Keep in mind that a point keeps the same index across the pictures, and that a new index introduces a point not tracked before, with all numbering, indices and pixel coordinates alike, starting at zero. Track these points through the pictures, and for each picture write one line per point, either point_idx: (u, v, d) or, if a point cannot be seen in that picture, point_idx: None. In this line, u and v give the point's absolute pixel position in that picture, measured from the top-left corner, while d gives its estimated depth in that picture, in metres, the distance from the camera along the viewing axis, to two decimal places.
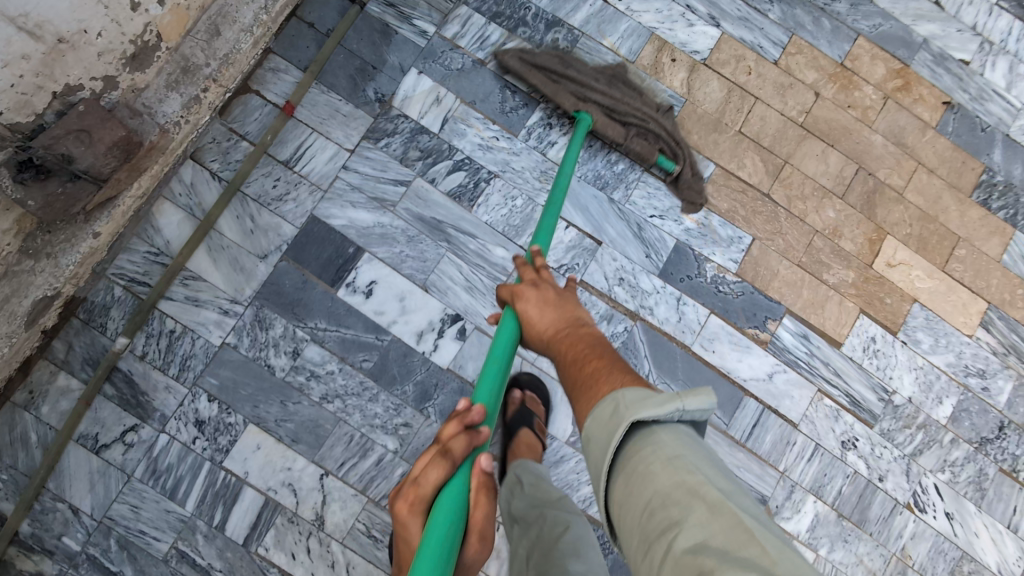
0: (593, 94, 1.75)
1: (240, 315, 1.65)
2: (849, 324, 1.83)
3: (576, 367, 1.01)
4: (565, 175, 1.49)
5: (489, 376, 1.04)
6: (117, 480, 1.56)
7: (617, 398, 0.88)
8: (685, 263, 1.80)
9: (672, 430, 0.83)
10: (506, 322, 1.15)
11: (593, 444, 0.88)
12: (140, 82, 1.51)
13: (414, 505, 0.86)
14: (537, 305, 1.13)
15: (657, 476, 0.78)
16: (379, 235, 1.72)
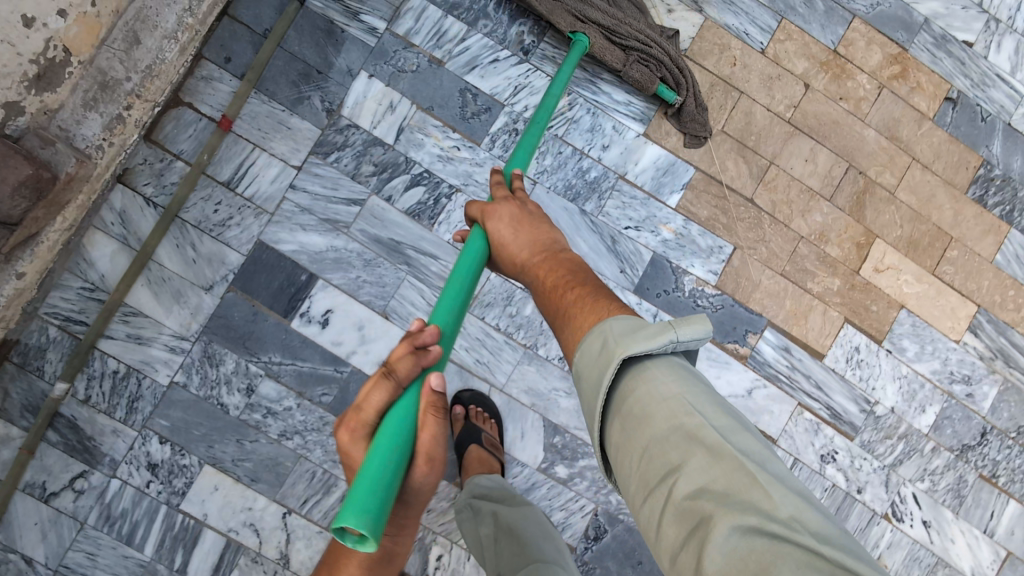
0: (592, 17, 1.59)
1: (187, 352, 1.57)
2: (832, 334, 1.73)
3: (556, 296, 1.01)
4: (553, 96, 1.34)
5: (450, 294, 0.97)
6: (70, 528, 1.50)
7: (605, 332, 0.87)
8: (662, 277, 1.69)
9: (665, 362, 0.83)
10: (473, 241, 1.10)
11: (583, 380, 0.87)
12: (52, 103, 1.35)
13: (357, 429, 0.83)
14: (510, 226, 1.10)
15: (654, 418, 0.78)
16: (333, 260, 1.61)
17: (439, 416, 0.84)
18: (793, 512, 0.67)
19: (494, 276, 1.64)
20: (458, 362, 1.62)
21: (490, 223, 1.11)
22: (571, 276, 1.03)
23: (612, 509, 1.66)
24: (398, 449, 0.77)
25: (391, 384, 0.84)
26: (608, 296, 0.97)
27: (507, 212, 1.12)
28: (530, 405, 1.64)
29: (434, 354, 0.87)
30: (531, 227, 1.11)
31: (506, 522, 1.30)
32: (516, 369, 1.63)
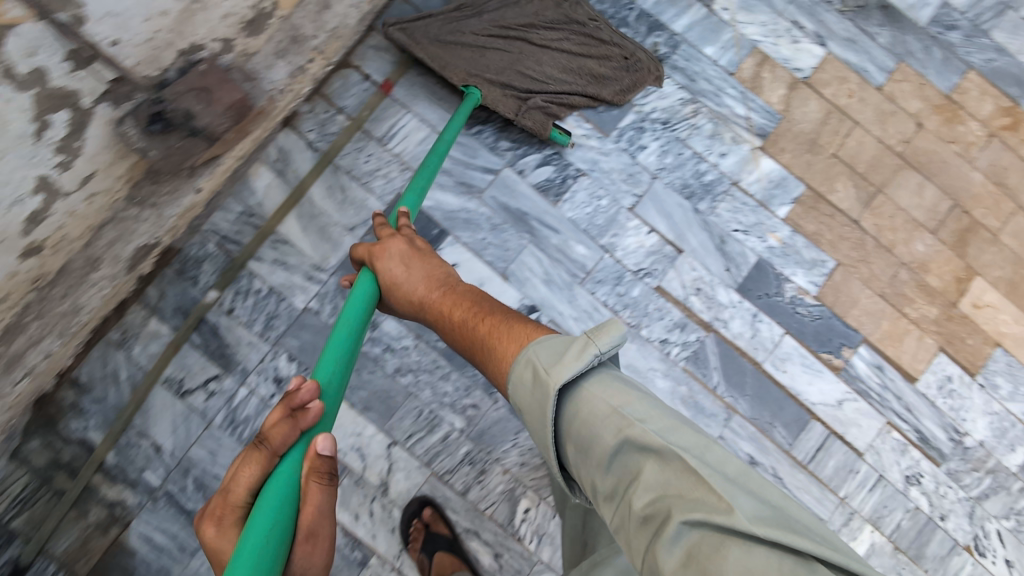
0: (489, 66, 1.70)
1: (323, 282, 1.74)
2: (926, 360, 1.78)
3: (468, 327, 1.10)
4: (443, 141, 1.48)
5: (335, 348, 1.04)
6: (198, 425, 1.66)
7: (535, 359, 0.95)
8: (765, 280, 1.78)
9: (596, 378, 0.93)
10: (363, 284, 1.17)
11: (527, 412, 0.95)
12: (252, 48, 1.53)
13: (227, 518, 0.85)
14: (397, 261, 1.18)
15: (601, 435, 0.87)
16: (463, 219, 1.76)
17: (325, 481, 0.88)
18: (737, 494, 0.78)
19: (607, 257, 1.77)
20: (566, 331, 1.72)
21: (379, 261, 1.19)
22: (476, 303, 1.13)
23: None
24: (276, 526, 0.79)
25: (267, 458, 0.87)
26: (521, 322, 1.06)
27: (396, 250, 1.20)
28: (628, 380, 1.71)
29: (313, 418, 0.92)
30: (420, 262, 1.20)
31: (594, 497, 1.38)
32: None
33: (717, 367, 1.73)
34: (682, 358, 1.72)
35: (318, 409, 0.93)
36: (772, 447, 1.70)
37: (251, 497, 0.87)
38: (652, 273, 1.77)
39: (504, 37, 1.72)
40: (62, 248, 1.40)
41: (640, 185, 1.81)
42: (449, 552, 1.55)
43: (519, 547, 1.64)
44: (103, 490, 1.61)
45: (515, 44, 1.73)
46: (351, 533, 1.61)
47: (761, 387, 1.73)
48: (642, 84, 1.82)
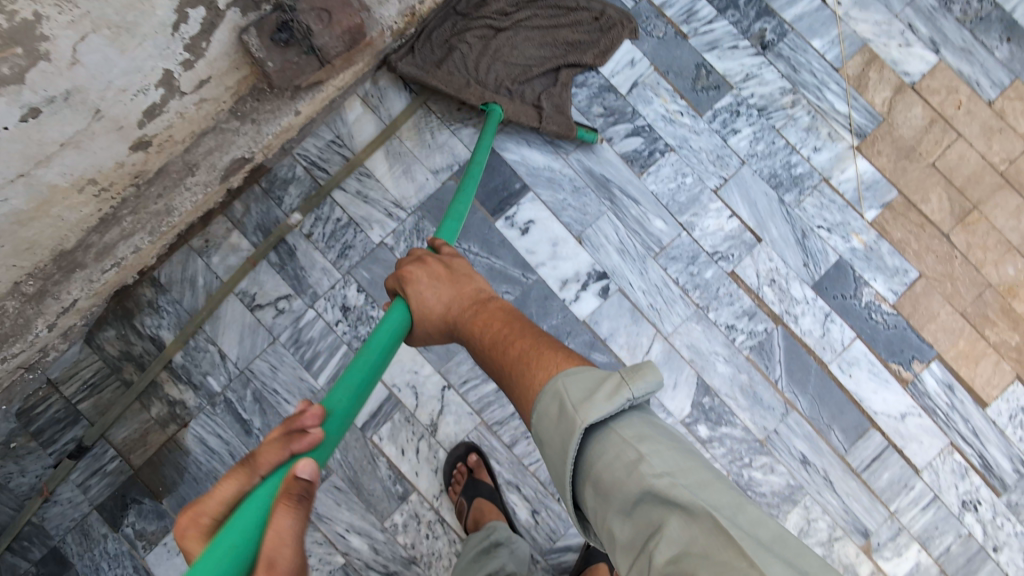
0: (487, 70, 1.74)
1: (402, 220, 1.78)
2: (1000, 386, 1.70)
3: (501, 350, 1.02)
4: (475, 163, 1.45)
5: (353, 380, 0.99)
6: (263, 339, 1.70)
7: (563, 393, 0.90)
8: (843, 280, 1.73)
9: (627, 421, 0.87)
10: (393, 315, 1.10)
11: (548, 446, 0.91)
12: None
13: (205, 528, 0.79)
14: (431, 279, 1.12)
15: (624, 482, 0.82)
16: (546, 178, 1.78)
17: (299, 507, 0.74)
18: (772, 564, 0.72)
19: (685, 235, 1.75)
20: (632, 302, 1.71)
21: (407, 288, 1.12)
22: (508, 325, 1.06)
23: (743, 482, 1.63)
24: (237, 548, 0.70)
25: (251, 474, 0.81)
26: (554, 347, 1.00)
27: (423, 272, 1.13)
28: (689, 359, 1.69)
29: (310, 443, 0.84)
30: (450, 282, 1.14)
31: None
32: (684, 323, 1.70)
33: (781, 360, 1.69)
34: (747, 345, 1.69)
35: (316, 435, 0.86)
36: (826, 450, 1.66)
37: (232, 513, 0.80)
38: (728, 257, 1.74)
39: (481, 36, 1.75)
40: (166, 149, 1.49)
41: (728, 168, 1.78)
42: (490, 501, 1.55)
43: (557, 508, 1.62)
44: (166, 388, 1.66)
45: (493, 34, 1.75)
46: (396, 467, 1.62)
47: (824, 388, 1.68)
48: (610, 51, 1.81)
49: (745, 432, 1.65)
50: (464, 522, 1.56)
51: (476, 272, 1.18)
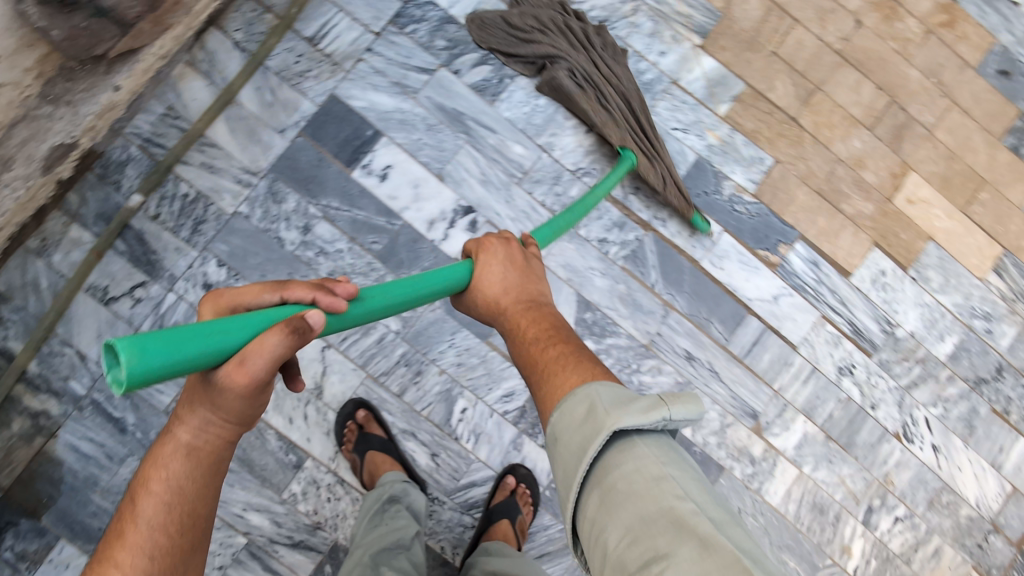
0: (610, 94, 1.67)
1: (254, 187, 1.69)
2: (860, 255, 1.76)
3: (537, 348, 1.05)
4: (593, 197, 1.56)
5: (392, 288, 1.04)
6: (124, 332, 1.61)
7: (593, 396, 0.89)
8: (704, 178, 1.76)
9: (657, 442, 0.86)
10: (458, 267, 1.18)
11: (564, 447, 0.89)
12: None
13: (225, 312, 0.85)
14: (502, 262, 1.18)
15: (641, 498, 0.80)
16: (398, 120, 1.73)
17: (289, 338, 0.74)
18: None
19: (545, 156, 1.74)
20: (502, 231, 1.70)
21: (482, 256, 1.19)
22: (550, 330, 1.08)
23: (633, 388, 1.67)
24: (231, 328, 0.74)
25: (273, 290, 0.86)
26: (590, 359, 1.01)
27: (500, 250, 1.20)
28: (566, 279, 1.69)
29: (330, 303, 0.89)
30: (520, 272, 1.19)
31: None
32: (556, 244, 1.70)
33: (655, 265, 1.71)
34: (620, 254, 1.71)
35: (338, 304, 0.90)
36: (708, 343, 1.70)
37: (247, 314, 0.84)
38: (591, 172, 1.74)
39: (604, 58, 1.69)
40: None
41: None
42: (383, 452, 1.54)
43: (456, 447, 1.62)
44: (25, 401, 1.56)
45: (615, 63, 1.70)
46: (285, 437, 1.58)
47: (698, 285, 1.72)
48: None
49: (630, 339, 1.68)
50: (361, 477, 1.55)
51: (545, 281, 1.22)
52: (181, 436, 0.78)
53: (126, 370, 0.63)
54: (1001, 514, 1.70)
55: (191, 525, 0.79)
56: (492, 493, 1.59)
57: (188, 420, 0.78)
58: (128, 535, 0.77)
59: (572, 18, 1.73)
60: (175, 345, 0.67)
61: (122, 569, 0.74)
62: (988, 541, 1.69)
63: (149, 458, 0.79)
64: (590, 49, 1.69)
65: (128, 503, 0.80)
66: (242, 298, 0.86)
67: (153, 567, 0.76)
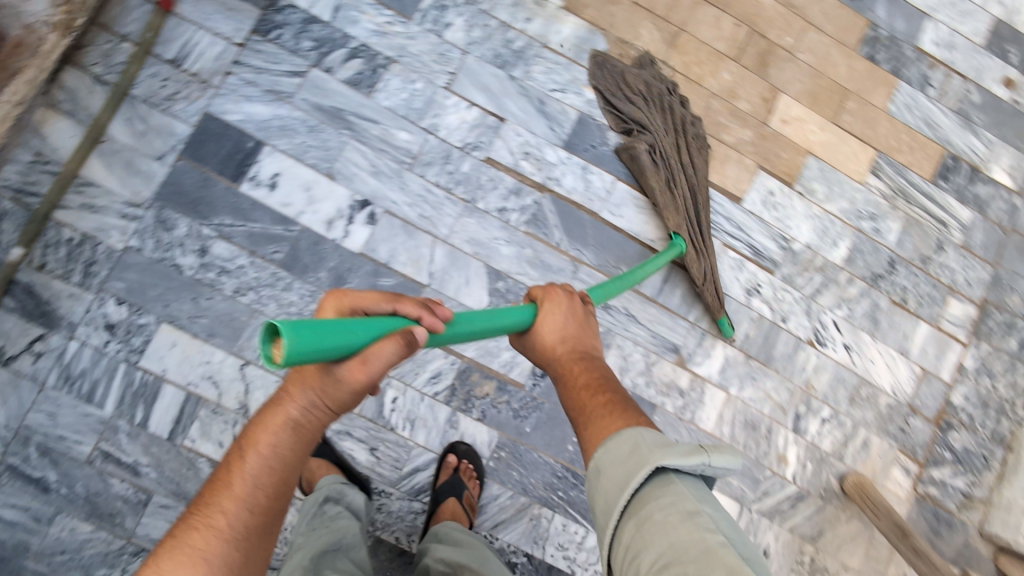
0: (673, 179, 1.73)
1: (141, 218, 1.63)
2: (748, 180, 1.84)
3: (582, 394, 1.04)
4: (640, 270, 1.56)
5: (480, 319, 1.05)
6: (30, 390, 1.54)
7: (637, 437, 0.91)
8: (588, 133, 1.81)
9: (695, 486, 0.86)
10: (522, 310, 1.13)
11: (606, 478, 0.90)
12: None
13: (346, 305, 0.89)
14: (564, 313, 1.14)
15: (673, 528, 0.80)
16: (278, 127, 1.71)
17: (401, 349, 0.82)
18: None
19: (432, 138, 1.75)
20: (402, 218, 1.71)
21: (547, 303, 1.15)
22: (600, 379, 1.06)
23: None
24: (355, 331, 0.80)
25: (388, 300, 0.90)
26: (632, 410, 1.00)
27: (563, 301, 1.16)
28: (473, 254, 1.72)
29: (434, 322, 0.93)
30: (579, 322, 1.15)
31: (471, 574, 1.24)
32: (457, 222, 1.72)
33: (558, 225, 1.76)
34: (521, 220, 1.75)
35: (437, 325, 0.94)
36: (621, 290, 1.75)
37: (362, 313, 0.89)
38: (480, 146, 1.76)
39: (687, 137, 1.77)
40: None
41: (452, 62, 1.79)
42: (320, 459, 1.55)
43: (394, 437, 1.63)
44: None
45: (693, 149, 1.76)
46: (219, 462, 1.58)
47: (601, 236, 1.77)
48: None
49: None
50: (302, 487, 1.56)
51: (598, 337, 1.18)
52: (290, 411, 0.86)
53: (285, 354, 0.71)
54: (916, 396, 1.81)
55: (283, 492, 0.87)
56: (437, 473, 1.60)
57: (300, 397, 0.86)
58: (233, 487, 0.84)
59: (674, 96, 1.81)
60: (318, 340, 0.74)
61: (228, 517, 0.82)
62: (908, 423, 1.80)
63: (259, 422, 0.88)
64: (679, 131, 1.77)
65: (231, 458, 0.87)
66: (363, 301, 0.89)
67: (251, 521, 0.83)
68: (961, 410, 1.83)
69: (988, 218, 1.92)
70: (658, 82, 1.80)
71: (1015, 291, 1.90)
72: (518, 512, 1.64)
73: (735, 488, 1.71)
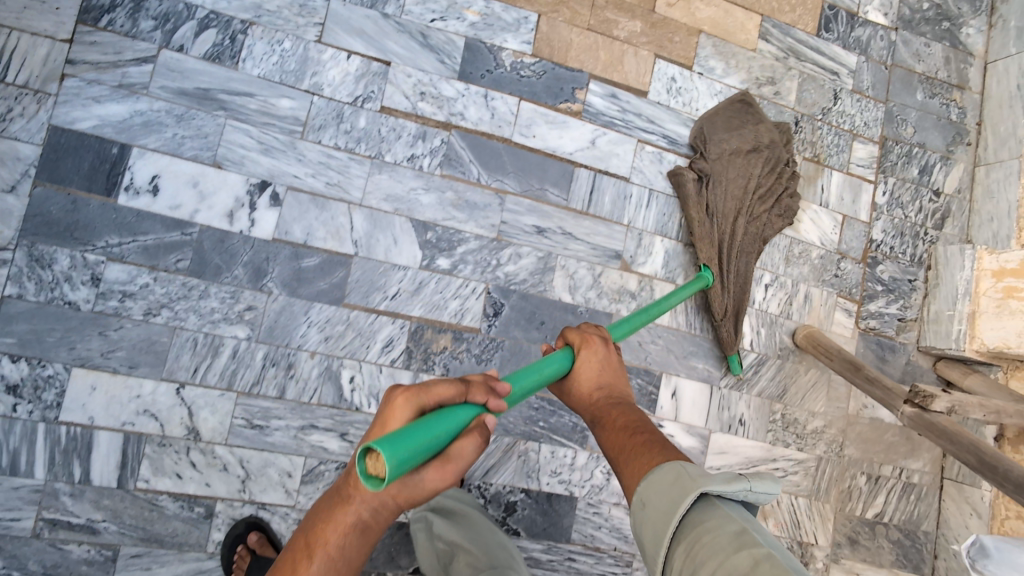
0: (716, 213, 1.73)
1: (11, 261, 1.43)
2: (649, 72, 1.82)
3: (622, 439, 0.84)
4: (665, 298, 1.46)
5: (529, 375, 0.91)
6: None
7: (678, 463, 0.76)
8: (481, 58, 1.71)
9: (745, 515, 0.72)
10: (560, 355, 0.99)
11: (650, 510, 0.74)
12: None
13: (414, 395, 0.71)
14: (600, 361, 0.98)
15: (723, 550, 0.65)
16: (141, 124, 1.52)
17: (479, 450, 0.70)
18: None
19: (317, 99, 1.61)
20: (308, 191, 1.59)
21: (584, 351, 0.99)
22: (642, 422, 0.86)
23: (502, 283, 1.67)
24: (439, 437, 0.65)
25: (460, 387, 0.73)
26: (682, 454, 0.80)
27: (603, 350, 1.00)
28: (393, 211, 1.63)
29: (502, 403, 0.78)
30: (616, 371, 0.98)
31: (464, 552, 1.28)
32: (369, 181, 1.62)
33: (473, 159, 1.69)
34: (434, 164, 1.66)
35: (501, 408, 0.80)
36: (552, 211, 1.72)
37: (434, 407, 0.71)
38: (371, 96, 1.64)
39: (761, 190, 1.78)
40: None
41: (317, 12, 1.63)
42: None
43: (362, 417, 1.57)
44: None
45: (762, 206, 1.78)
46: (183, 493, 1.46)
47: (520, 161, 1.71)
48: None
49: (479, 239, 1.67)
50: None
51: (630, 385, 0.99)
52: (361, 511, 0.68)
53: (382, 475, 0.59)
54: (842, 242, 1.91)
55: None
56: None
57: (370, 498, 0.67)
58: None
59: (788, 167, 1.82)
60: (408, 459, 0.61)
61: None
62: (840, 268, 1.90)
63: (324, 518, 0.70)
64: (750, 199, 1.76)
65: (295, 558, 0.70)
66: (437, 388, 0.72)
67: None
68: (882, 244, 1.94)
69: (872, 59, 1.99)
70: (781, 146, 1.79)
71: (907, 122, 2.01)
72: (505, 454, 1.63)
73: (701, 371, 1.76)
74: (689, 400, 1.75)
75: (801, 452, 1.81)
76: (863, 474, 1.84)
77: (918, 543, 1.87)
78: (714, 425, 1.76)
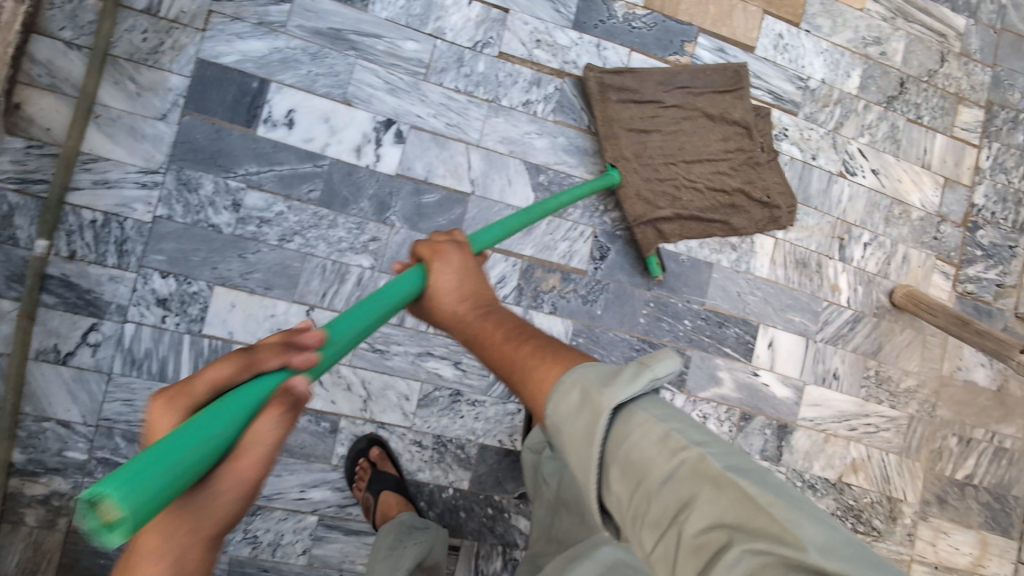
0: (641, 131, 1.66)
1: (162, 184, 1.53)
2: (757, 27, 1.83)
3: (505, 352, 0.83)
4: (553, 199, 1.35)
5: (356, 315, 0.82)
6: (98, 382, 1.48)
7: (578, 378, 0.72)
8: (595, 9, 1.75)
9: (659, 407, 0.70)
10: (407, 278, 0.92)
11: (566, 439, 0.72)
12: None
13: (180, 397, 0.62)
14: (454, 268, 0.94)
15: (653, 465, 0.65)
16: (279, 61, 1.60)
17: (287, 420, 0.60)
18: (808, 526, 0.58)
19: (439, 43, 1.68)
20: (430, 130, 1.66)
21: (435, 264, 0.94)
22: (519, 327, 0.86)
23: (609, 229, 1.72)
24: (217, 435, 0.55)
25: (243, 368, 0.64)
26: (566, 349, 0.81)
27: (453, 255, 0.95)
28: (508, 153, 1.69)
29: (308, 359, 0.69)
30: (473, 274, 0.95)
31: (564, 507, 1.28)
32: (486, 124, 1.68)
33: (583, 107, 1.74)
34: (547, 109, 1.72)
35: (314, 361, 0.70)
36: None
37: (215, 395, 0.63)
38: (490, 42, 1.70)
39: (723, 155, 1.71)
40: None
41: None
42: (395, 493, 1.47)
43: None
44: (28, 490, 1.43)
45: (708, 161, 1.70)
46: None
47: None
48: None
49: None
50: (373, 518, 1.47)
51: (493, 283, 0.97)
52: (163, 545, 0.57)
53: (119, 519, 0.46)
54: (943, 205, 1.90)
55: None
56: None
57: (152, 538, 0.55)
58: None
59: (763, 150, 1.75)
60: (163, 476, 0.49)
61: None
62: (940, 231, 1.90)
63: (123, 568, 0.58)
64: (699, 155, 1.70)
65: None
66: (209, 380, 0.63)
67: None
68: (984, 209, 1.93)
69: (981, 22, 1.97)
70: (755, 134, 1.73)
71: (1014, 87, 1.99)
72: None
73: (799, 324, 1.79)
74: (787, 351, 1.78)
75: (894, 410, 1.83)
76: (955, 436, 1.86)
77: (1006, 506, 1.89)
78: (809, 377, 1.78)
